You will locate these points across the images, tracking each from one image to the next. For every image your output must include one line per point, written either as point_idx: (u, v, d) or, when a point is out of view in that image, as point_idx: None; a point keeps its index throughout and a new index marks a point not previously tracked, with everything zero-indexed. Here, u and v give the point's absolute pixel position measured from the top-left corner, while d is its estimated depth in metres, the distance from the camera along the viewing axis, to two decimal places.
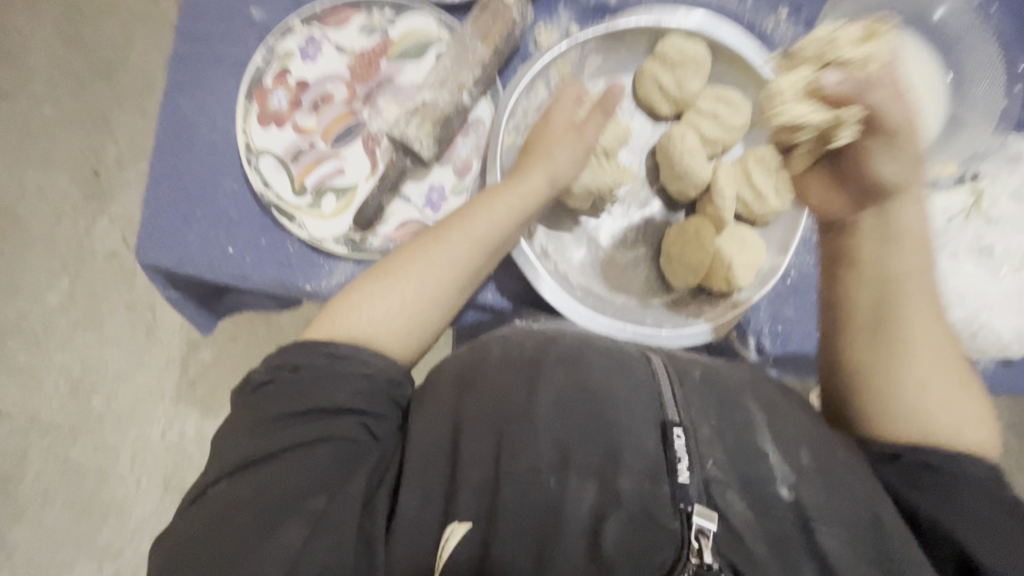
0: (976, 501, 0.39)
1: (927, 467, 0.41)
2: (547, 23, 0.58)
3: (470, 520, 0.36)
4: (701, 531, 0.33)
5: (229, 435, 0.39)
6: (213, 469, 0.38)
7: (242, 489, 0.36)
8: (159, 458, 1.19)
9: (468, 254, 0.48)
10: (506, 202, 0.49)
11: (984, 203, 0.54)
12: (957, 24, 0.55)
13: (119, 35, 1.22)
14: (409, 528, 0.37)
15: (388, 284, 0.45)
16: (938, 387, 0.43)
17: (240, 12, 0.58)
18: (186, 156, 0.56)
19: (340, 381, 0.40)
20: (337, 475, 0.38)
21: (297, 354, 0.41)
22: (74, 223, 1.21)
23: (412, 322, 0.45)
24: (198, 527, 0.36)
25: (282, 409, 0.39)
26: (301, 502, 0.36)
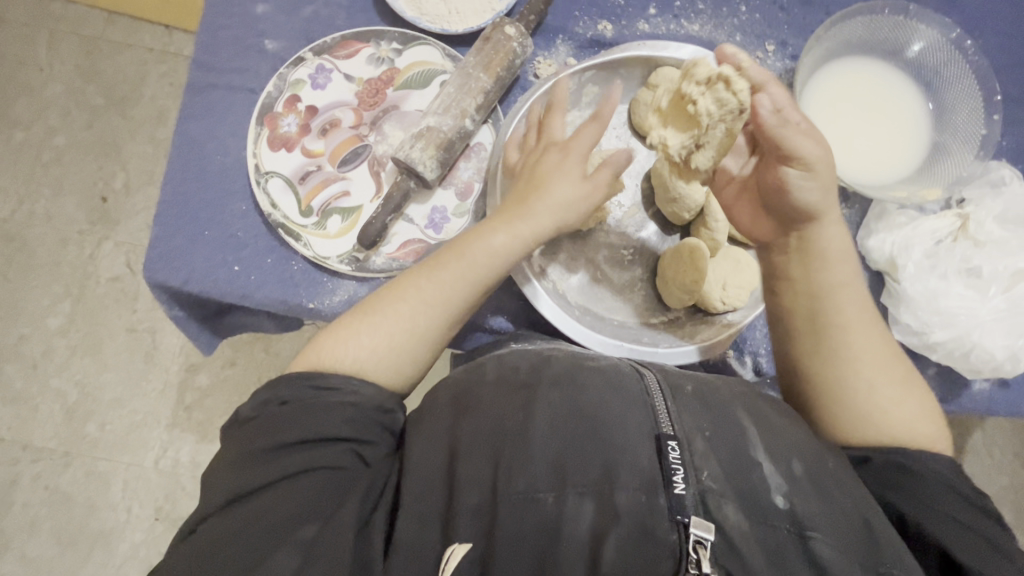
0: (945, 498, 0.40)
1: (898, 468, 0.43)
2: (546, 55, 0.61)
3: (469, 538, 0.36)
4: (698, 541, 0.33)
5: (216, 471, 0.39)
6: (199, 508, 0.38)
7: (229, 523, 0.36)
8: (151, 488, 1.17)
9: (460, 287, 0.48)
10: (500, 234, 0.49)
11: (971, 227, 0.56)
12: (933, 58, 0.59)
13: (131, 68, 1.27)
14: (405, 553, 0.37)
15: (371, 317, 0.46)
16: (890, 389, 0.46)
17: (254, 44, 0.61)
18: (195, 179, 0.58)
19: (325, 413, 0.40)
20: (328, 500, 0.38)
21: (284, 388, 0.41)
22: (79, 248, 1.23)
23: (398, 357, 0.46)
24: (185, 564, 0.35)
25: (267, 441, 0.39)
26: (289, 533, 0.36)
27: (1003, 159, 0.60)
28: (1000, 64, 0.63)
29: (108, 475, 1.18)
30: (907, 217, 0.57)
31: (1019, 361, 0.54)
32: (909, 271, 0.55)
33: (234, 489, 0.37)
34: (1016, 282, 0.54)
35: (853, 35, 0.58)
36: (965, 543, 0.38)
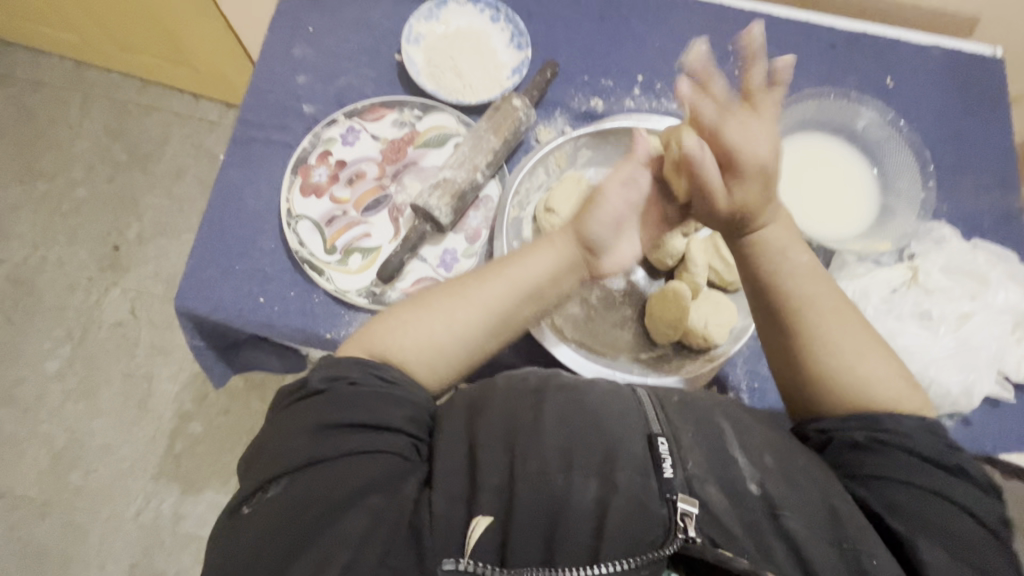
0: (900, 467, 0.44)
1: (853, 445, 0.47)
2: (546, 123, 0.71)
3: (490, 512, 0.42)
4: (685, 513, 0.41)
5: (278, 443, 0.43)
6: (269, 470, 0.42)
7: (301, 486, 0.41)
8: (129, 540, 1.14)
9: (499, 295, 0.54)
10: (534, 258, 0.56)
11: (921, 277, 0.63)
12: (875, 135, 0.69)
13: (158, 129, 1.38)
14: (442, 523, 0.41)
15: (419, 310, 0.53)
16: (845, 351, 0.51)
17: (293, 107, 0.70)
18: (230, 219, 0.65)
19: (392, 403, 0.45)
20: (392, 475, 0.43)
21: (353, 371, 0.46)
22: (86, 294, 1.27)
23: (440, 351, 0.52)
24: (262, 520, 0.40)
25: (335, 417, 0.43)
26: (356, 500, 0.41)
27: (943, 220, 0.69)
28: (935, 141, 0.74)
29: (86, 527, 1.14)
30: (865, 267, 0.64)
31: (972, 396, 0.60)
32: (869, 313, 0.62)
33: (306, 457, 0.41)
34: (963, 324, 0.61)
35: (806, 113, 0.69)
36: (907, 506, 0.43)
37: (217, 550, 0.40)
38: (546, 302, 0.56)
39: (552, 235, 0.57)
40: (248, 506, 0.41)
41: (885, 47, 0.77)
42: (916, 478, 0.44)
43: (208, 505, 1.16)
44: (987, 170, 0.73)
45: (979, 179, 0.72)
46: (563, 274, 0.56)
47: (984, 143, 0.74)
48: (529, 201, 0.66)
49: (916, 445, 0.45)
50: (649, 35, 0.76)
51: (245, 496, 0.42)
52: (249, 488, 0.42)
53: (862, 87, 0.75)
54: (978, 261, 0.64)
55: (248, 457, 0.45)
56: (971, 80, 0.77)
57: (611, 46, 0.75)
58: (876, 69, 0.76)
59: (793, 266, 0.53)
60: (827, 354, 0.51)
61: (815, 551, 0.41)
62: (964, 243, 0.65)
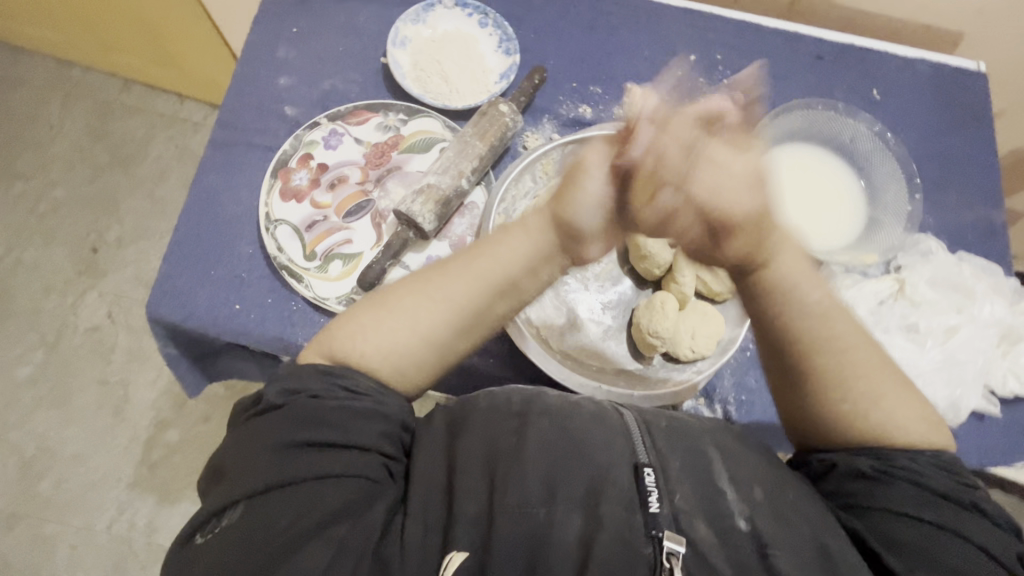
0: (903, 500, 0.43)
1: (858, 475, 0.46)
2: (534, 130, 0.70)
3: (466, 547, 0.41)
4: (671, 552, 0.40)
5: (236, 465, 0.40)
6: (225, 494, 0.40)
7: (260, 514, 0.38)
8: (99, 554, 1.10)
9: (465, 289, 0.51)
10: (514, 241, 0.53)
11: (907, 289, 0.63)
12: (863, 147, 0.69)
13: (140, 131, 1.35)
14: (416, 556, 0.40)
15: (378, 312, 0.50)
16: (862, 392, 0.49)
17: (275, 109, 0.68)
18: (207, 223, 0.63)
19: (363, 420, 0.43)
20: (361, 503, 0.41)
21: (315, 382, 0.43)
22: (61, 297, 1.24)
23: (403, 352, 0.49)
24: (217, 549, 0.38)
25: (295, 437, 0.41)
26: (322, 532, 0.39)
27: (929, 233, 0.69)
28: (920, 154, 0.74)
29: (54, 540, 1.10)
30: (852, 279, 0.64)
31: (958, 410, 0.59)
32: None
33: (266, 481, 0.39)
34: (950, 337, 0.61)
35: (795, 124, 0.69)
36: (911, 541, 0.42)
37: None
38: (522, 296, 0.54)
39: (530, 226, 0.53)
40: (204, 533, 0.39)
41: (872, 61, 0.78)
42: (924, 513, 0.43)
43: (184, 516, 1.13)
44: (971, 183, 0.73)
45: (963, 193, 0.73)
46: (539, 264, 0.53)
47: (968, 157, 0.75)
48: (515, 208, 0.65)
49: (929, 479, 0.44)
50: (638, 43, 0.75)
51: (200, 523, 0.40)
52: (205, 513, 0.40)
53: (849, 98, 0.76)
54: (964, 274, 0.64)
55: (205, 479, 0.43)
56: (955, 94, 0.78)
57: (600, 53, 0.74)
58: (862, 82, 0.77)
59: (812, 308, 0.51)
60: (847, 390, 0.49)
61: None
62: (950, 256, 0.65)
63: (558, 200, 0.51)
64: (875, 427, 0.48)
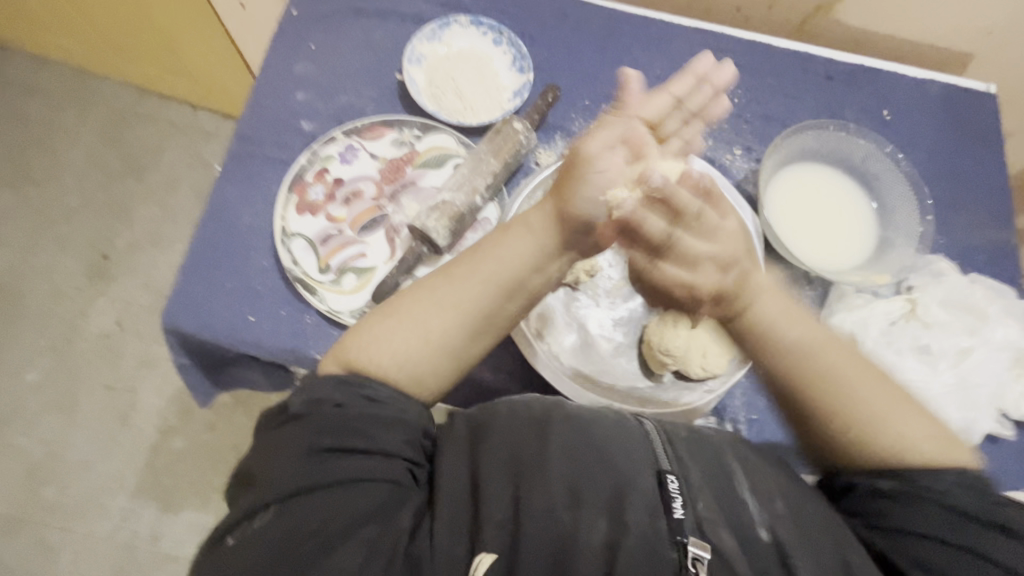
0: (940, 525, 0.42)
1: (882, 495, 0.46)
2: (546, 147, 0.70)
3: (494, 551, 0.40)
4: (697, 558, 0.40)
5: (268, 470, 0.41)
6: (256, 498, 0.40)
7: (293, 517, 0.39)
8: (102, 561, 1.10)
9: (472, 290, 0.52)
10: (512, 240, 0.54)
11: (919, 310, 0.63)
12: (874, 167, 0.69)
13: (154, 139, 1.37)
14: (444, 561, 0.40)
15: (390, 320, 0.50)
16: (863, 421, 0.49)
17: (291, 124, 0.69)
18: (223, 235, 0.63)
19: (388, 427, 0.43)
20: (390, 506, 0.41)
21: (339, 392, 0.44)
22: (72, 303, 1.25)
23: (416, 361, 0.49)
24: (248, 553, 0.38)
25: (327, 441, 0.41)
26: (352, 533, 0.39)
27: (940, 254, 0.69)
28: (931, 176, 0.74)
29: (58, 546, 1.10)
30: (863, 299, 0.64)
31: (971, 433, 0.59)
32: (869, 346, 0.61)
33: (299, 485, 0.40)
34: (962, 360, 0.61)
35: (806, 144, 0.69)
36: (935, 563, 0.41)
37: None
38: (528, 294, 0.54)
39: (532, 224, 0.54)
40: (235, 536, 0.39)
41: (882, 81, 0.78)
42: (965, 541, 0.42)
43: (188, 525, 1.13)
44: (983, 205, 0.73)
45: (975, 215, 0.73)
46: (546, 262, 0.54)
47: (979, 178, 0.75)
48: None
49: (960, 501, 0.43)
50: (650, 63, 0.76)
51: (230, 525, 0.40)
52: (234, 518, 0.40)
53: (859, 119, 0.76)
54: (976, 296, 0.63)
55: (234, 485, 0.43)
56: (966, 116, 0.78)
57: (612, 72, 0.75)
58: (873, 102, 0.77)
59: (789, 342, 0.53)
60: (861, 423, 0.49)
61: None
62: (962, 278, 0.66)
63: (560, 195, 0.54)
64: (890, 445, 0.48)
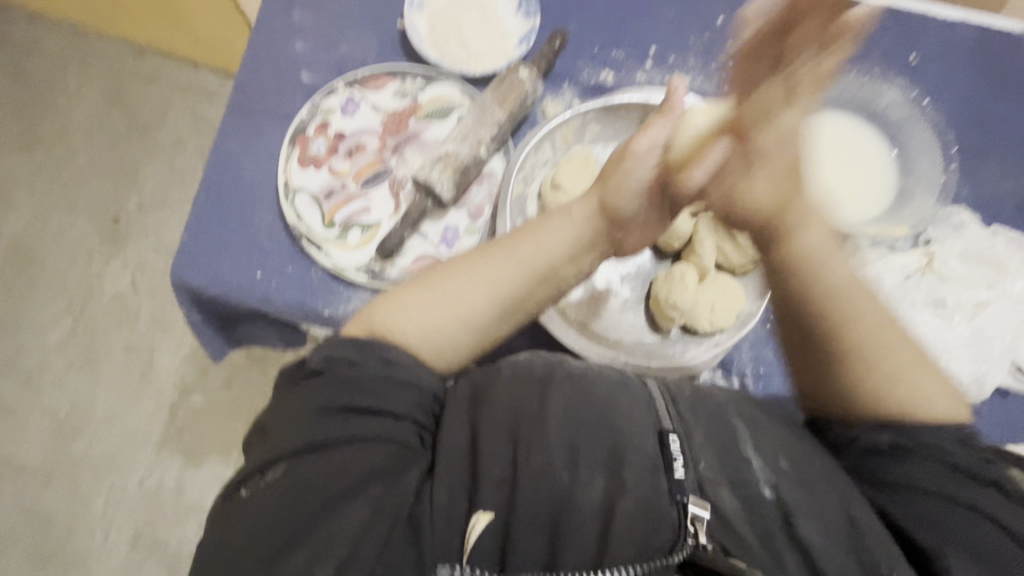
0: (935, 483, 0.43)
1: (878, 449, 0.46)
2: (553, 97, 0.68)
3: (491, 510, 0.41)
4: (695, 517, 0.40)
5: (282, 425, 0.42)
6: (267, 454, 0.41)
7: (302, 472, 0.40)
8: (132, 510, 1.15)
9: (508, 274, 0.52)
10: (551, 229, 0.55)
11: (936, 263, 0.62)
12: (897, 114, 0.66)
13: (157, 99, 1.35)
14: (443, 520, 0.41)
15: (424, 289, 0.51)
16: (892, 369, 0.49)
17: (292, 75, 0.67)
18: (226, 190, 0.63)
19: (393, 388, 0.43)
20: (392, 466, 0.41)
21: (353, 351, 0.44)
22: (86, 265, 1.26)
23: (446, 333, 0.50)
24: (255, 505, 0.39)
25: (336, 402, 0.42)
26: (355, 492, 0.40)
27: (963, 205, 0.67)
28: (958, 124, 0.71)
29: (91, 496, 1.16)
30: (879, 252, 0.63)
31: (983, 386, 0.59)
32: (881, 300, 0.61)
33: (305, 442, 0.40)
34: (978, 313, 0.60)
35: (825, 92, 0.66)
36: (939, 520, 0.42)
37: (214, 531, 0.40)
38: (559, 284, 0.55)
39: (576, 209, 0.55)
40: (247, 488, 0.40)
41: (909, 20, 0.74)
42: (954, 494, 0.42)
43: (212, 476, 1.18)
44: (1011, 154, 0.70)
45: (1002, 164, 0.70)
46: (579, 252, 0.55)
47: (1009, 125, 0.72)
48: (533, 177, 0.64)
49: (959, 458, 0.44)
50: (664, 5, 0.72)
51: (244, 478, 0.41)
52: (248, 469, 0.41)
53: (884, 63, 0.72)
54: (997, 250, 0.63)
55: (251, 437, 0.44)
56: (999, 58, 0.74)
57: (624, 16, 0.71)
58: (901, 45, 0.73)
59: (835, 278, 0.51)
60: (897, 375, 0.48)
61: (828, 558, 0.40)
62: (984, 230, 0.64)
63: (604, 183, 0.55)
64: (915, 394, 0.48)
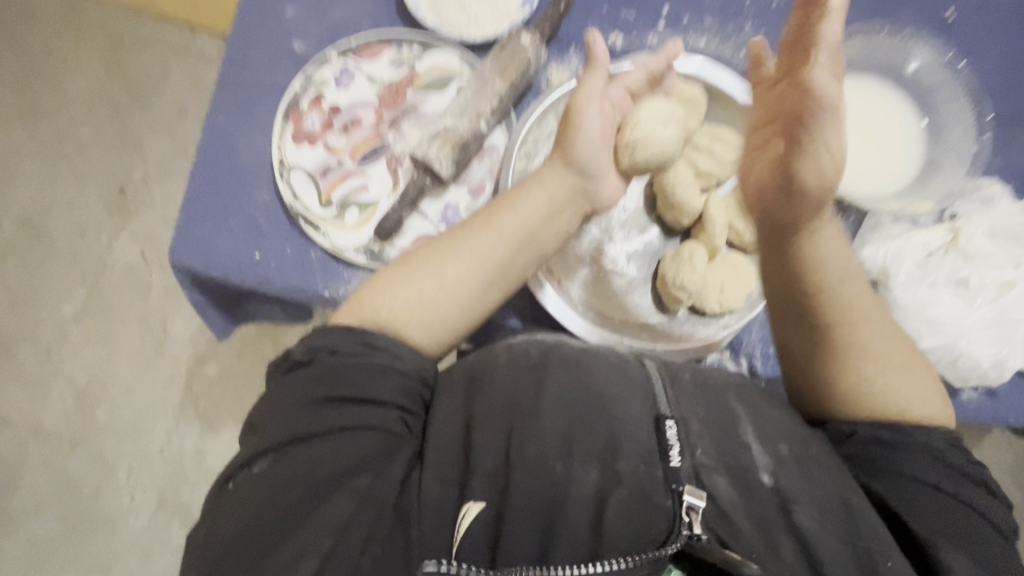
0: (929, 475, 0.43)
1: (881, 440, 0.46)
2: (559, 64, 0.64)
3: (482, 499, 0.41)
4: (691, 507, 0.39)
5: (271, 416, 0.42)
6: (255, 446, 0.41)
7: (289, 463, 0.40)
8: (156, 474, 1.20)
9: (491, 243, 0.51)
10: (529, 194, 0.53)
11: (961, 239, 0.59)
12: (930, 78, 0.61)
13: (155, 65, 1.31)
14: (432, 509, 0.41)
15: (408, 270, 0.50)
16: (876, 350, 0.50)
17: (283, 44, 0.64)
18: (221, 167, 0.61)
19: (379, 375, 0.43)
20: (381, 455, 0.42)
21: (338, 338, 0.44)
22: (96, 237, 1.27)
23: (437, 311, 0.49)
24: (243, 497, 0.39)
25: (323, 391, 0.42)
26: (343, 483, 0.40)
27: (995, 177, 0.63)
28: (994, 88, 0.66)
29: (116, 461, 1.20)
30: (899, 228, 0.60)
31: (1003, 369, 0.57)
32: (900, 280, 0.58)
33: (292, 433, 0.40)
34: (1001, 294, 0.58)
35: (852, 54, 0.61)
36: (932, 509, 0.42)
37: (203, 523, 0.40)
38: (542, 250, 0.54)
39: (544, 178, 0.54)
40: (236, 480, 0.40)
41: None
42: (943, 485, 0.43)
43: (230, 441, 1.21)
44: None
45: None
46: (558, 214, 0.54)
47: None
48: (536, 152, 0.62)
49: (945, 453, 0.45)
50: None
51: (233, 472, 0.41)
52: (237, 462, 0.41)
53: (919, 20, 0.66)
54: None
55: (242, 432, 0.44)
56: None
57: None
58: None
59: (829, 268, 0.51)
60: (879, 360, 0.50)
61: (826, 547, 0.39)
62: (1015, 205, 0.60)
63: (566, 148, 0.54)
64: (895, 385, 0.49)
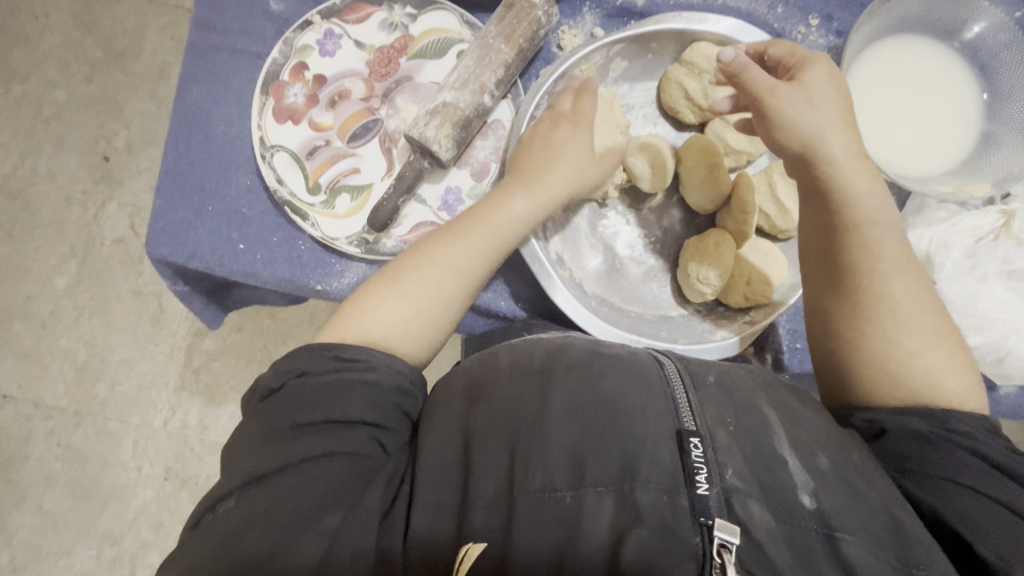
0: (975, 475, 0.39)
1: (914, 436, 0.41)
2: (571, 24, 0.57)
3: (485, 536, 0.37)
4: (723, 543, 0.35)
5: (241, 447, 0.39)
6: (222, 485, 0.38)
7: (256, 501, 0.36)
8: (161, 448, 1.18)
9: (478, 251, 0.48)
10: (516, 192, 0.49)
11: (1015, 225, 0.53)
12: (993, 40, 0.54)
13: (131, 19, 1.21)
14: (423, 542, 0.37)
15: (392, 283, 0.46)
16: (921, 336, 0.45)
17: (259, 4, 0.57)
18: (196, 147, 0.55)
19: (352, 393, 0.40)
20: (354, 483, 0.38)
21: (306, 360, 0.41)
22: (82, 208, 1.21)
23: (428, 325, 0.46)
24: (208, 539, 0.36)
25: (290, 419, 0.39)
26: (316, 520, 0.36)
27: None
28: None
29: (120, 435, 1.19)
30: (947, 211, 0.54)
31: None
32: (946, 271, 0.53)
33: (257, 468, 0.37)
34: None
35: (909, 11, 0.54)
36: (979, 516, 0.37)
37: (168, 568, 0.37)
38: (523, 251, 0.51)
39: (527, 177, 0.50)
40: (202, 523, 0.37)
41: None
42: (991, 488, 0.38)
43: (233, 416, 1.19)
44: None
45: None
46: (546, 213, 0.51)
47: None
48: None
49: (987, 449, 0.40)
50: None
51: (202, 513, 0.38)
52: (204, 506, 0.38)
53: None
54: None
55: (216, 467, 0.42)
56: None
57: None
58: None
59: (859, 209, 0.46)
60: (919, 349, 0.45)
61: None
62: None
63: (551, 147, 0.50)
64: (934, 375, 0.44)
